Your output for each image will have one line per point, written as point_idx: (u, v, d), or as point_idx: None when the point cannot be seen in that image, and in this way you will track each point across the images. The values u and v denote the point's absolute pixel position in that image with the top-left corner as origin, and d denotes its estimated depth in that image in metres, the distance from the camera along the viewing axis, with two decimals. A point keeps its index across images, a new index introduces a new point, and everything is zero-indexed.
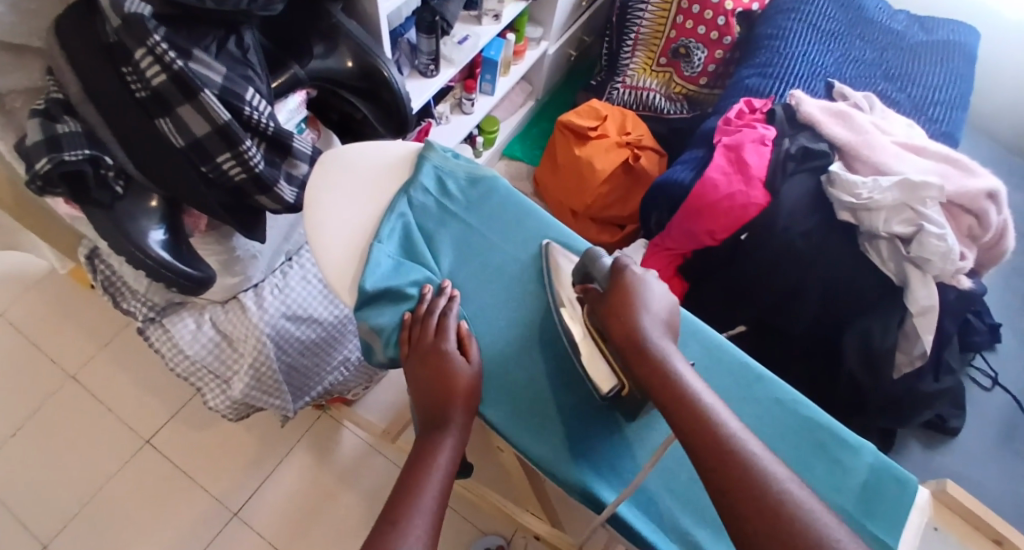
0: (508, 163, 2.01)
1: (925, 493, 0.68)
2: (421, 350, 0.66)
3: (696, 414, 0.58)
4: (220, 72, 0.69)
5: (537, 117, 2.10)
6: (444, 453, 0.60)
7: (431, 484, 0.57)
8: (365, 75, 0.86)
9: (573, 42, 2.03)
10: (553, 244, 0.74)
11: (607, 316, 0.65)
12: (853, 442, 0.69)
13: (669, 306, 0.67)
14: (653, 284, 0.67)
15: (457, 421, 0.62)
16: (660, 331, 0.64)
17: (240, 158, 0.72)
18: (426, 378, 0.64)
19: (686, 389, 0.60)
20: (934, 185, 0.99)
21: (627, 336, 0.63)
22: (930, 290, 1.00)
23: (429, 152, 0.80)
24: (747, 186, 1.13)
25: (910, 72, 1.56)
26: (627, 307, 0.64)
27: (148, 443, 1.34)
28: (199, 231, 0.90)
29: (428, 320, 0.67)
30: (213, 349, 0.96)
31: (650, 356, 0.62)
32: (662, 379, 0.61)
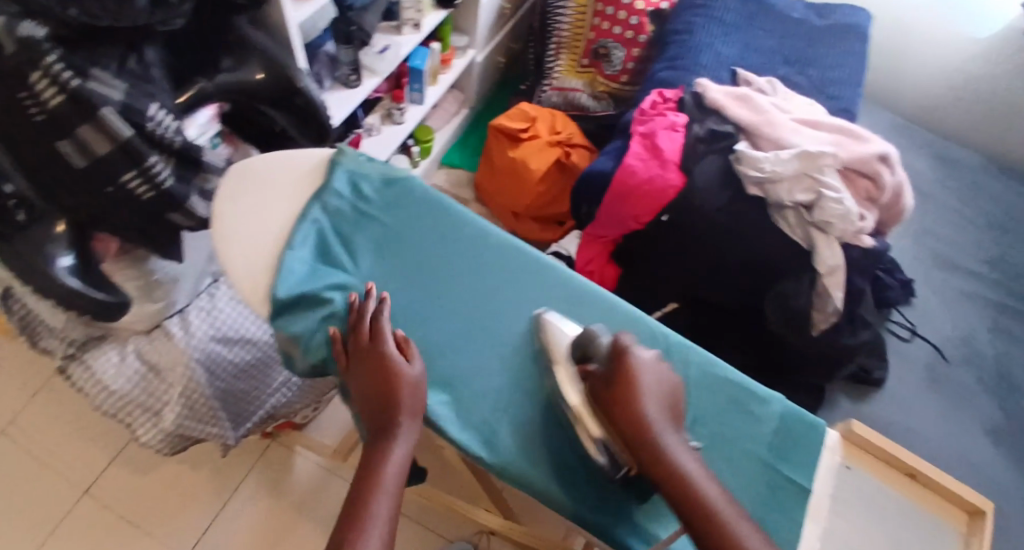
0: (448, 172, 2.02)
1: (835, 433, 0.74)
2: (359, 358, 0.66)
3: (699, 502, 0.60)
4: (121, 89, 0.68)
5: (473, 125, 2.13)
6: (394, 463, 0.61)
7: (383, 497, 0.58)
8: (278, 84, 0.87)
9: (501, 49, 2.07)
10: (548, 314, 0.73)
11: (613, 403, 0.64)
12: (763, 394, 0.74)
13: (671, 386, 0.67)
14: (655, 366, 0.67)
15: (402, 424, 0.63)
16: (665, 417, 0.64)
17: (148, 176, 0.72)
18: (366, 382, 0.65)
19: (690, 478, 0.61)
20: (829, 154, 1.07)
21: (633, 425, 0.63)
22: (834, 250, 1.09)
23: (341, 157, 0.81)
24: (663, 169, 1.18)
25: (810, 56, 1.66)
26: (632, 393, 0.64)
27: (86, 494, 1.30)
28: (111, 255, 0.90)
29: (363, 324, 0.68)
30: (139, 381, 0.95)
31: (656, 447, 0.62)
32: (668, 470, 0.61)
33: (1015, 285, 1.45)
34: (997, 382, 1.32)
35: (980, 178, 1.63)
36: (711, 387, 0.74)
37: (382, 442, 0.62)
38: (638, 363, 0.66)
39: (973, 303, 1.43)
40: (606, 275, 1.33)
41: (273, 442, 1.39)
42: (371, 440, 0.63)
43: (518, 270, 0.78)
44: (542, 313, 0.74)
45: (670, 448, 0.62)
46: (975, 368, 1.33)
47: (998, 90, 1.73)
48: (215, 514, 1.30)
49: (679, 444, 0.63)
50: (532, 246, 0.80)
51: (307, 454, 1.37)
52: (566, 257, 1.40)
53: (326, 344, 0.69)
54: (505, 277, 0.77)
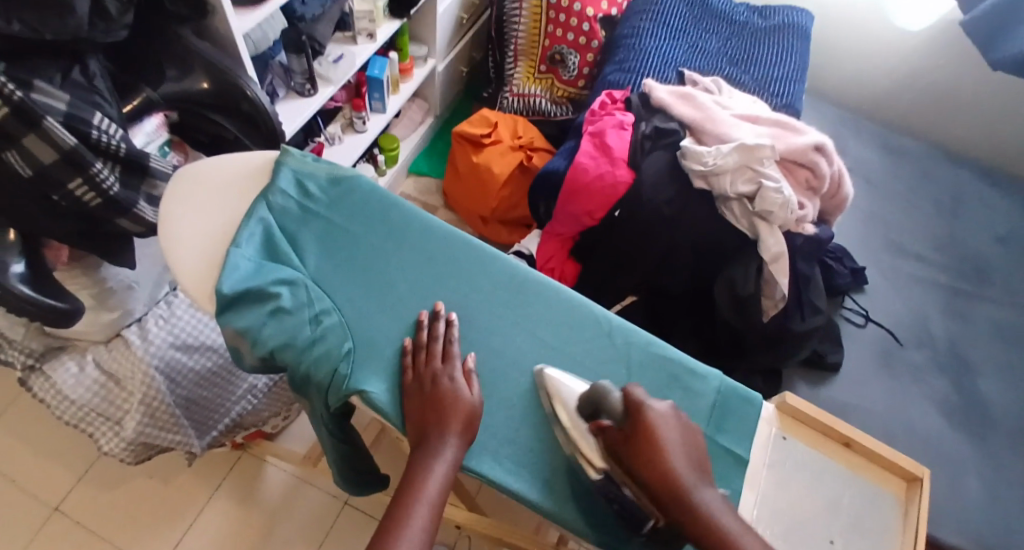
0: (415, 180, 2.05)
1: (770, 407, 0.82)
2: (420, 380, 0.70)
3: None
4: (63, 100, 0.71)
5: (438, 134, 2.15)
6: (436, 477, 0.64)
7: (421, 510, 0.62)
8: (219, 93, 0.90)
9: (463, 58, 2.11)
10: (547, 368, 0.74)
11: (636, 460, 0.65)
12: (702, 371, 0.79)
13: (689, 435, 0.67)
14: (674, 419, 0.67)
15: (457, 438, 0.66)
16: (692, 470, 0.65)
17: (93, 183, 0.72)
18: (417, 400, 0.68)
19: (720, 526, 0.61)
20: (767, 146, 1.12)
21: (661, 478, 0.63)
22: (778, 237, 1.13)
23: (286, 157, 0.83)
24: (613, 167, 1.23)
25: (752, 55, 1.73)
26: (656, 447, 0.64)
27: (57, 510, 1.28)
28: (60, 264, 0.88)
29: (434, 345, 0.72)
30: (98, 390, 0.95)
31: (685, 499, 0.62)
32: (700, 519, 0.61)
33: (962, 268, 1.51)
34: (949, 361, 1.38)
35: (924, 167, 1.70)
36: (649, 364, 0.78)
37: (426, 455, 0.65)
38: (658, 415, 0.66)
39: (921, 286, 1.49)
40: (567, 273, 1.36)
41: (244, 453, 1.39)
42: (418, 448, 0.66)
43: (463, 259, 0.80)
44: (542, 369, 0.74)
45: (701, 500, 0.62)
46: (926, 349, 1.39)
47: (937, 83, 1.82)
48: (188, 526, 1.30)
49: (709, 493, 0.63)
50: (473, 236, 0.83)
51: (279, 464, 1.37)
52: (528, 257, 1.43)
53: (272, 338, 0.70)
54: (451, 267, 0.80)
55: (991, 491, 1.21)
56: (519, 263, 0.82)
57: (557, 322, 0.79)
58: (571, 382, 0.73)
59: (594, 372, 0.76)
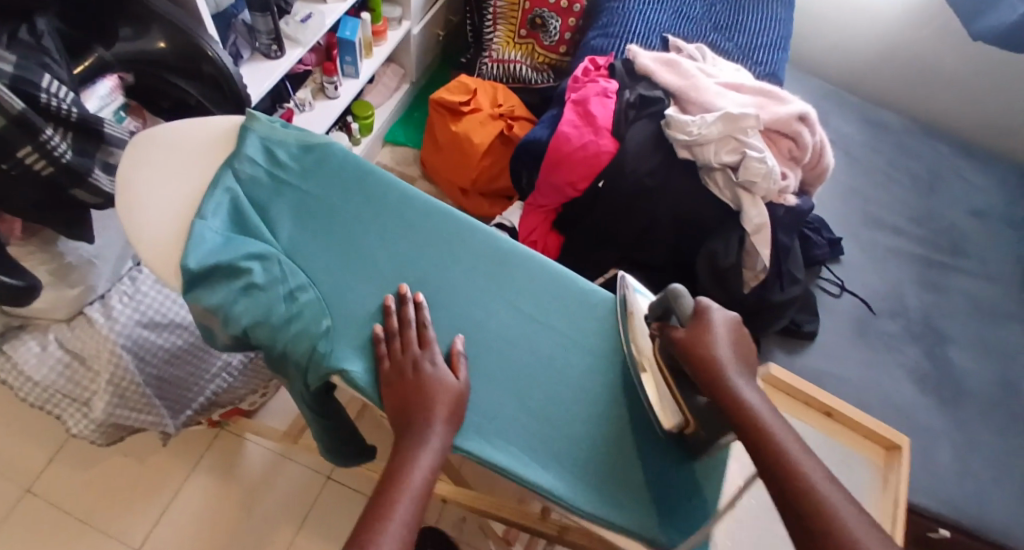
0: (391, 149, 2.00)
1: None
2: (400, 366, 0.67)
3: (762, 434, 0.61)
4: (10, 62, 0.66)
5: (416, 101, 2.10)
6: (422, 466, 0.60)
7: (407, 493, 0.58)
8: (182, 55, 0.84)
9: (439, 21, 2.04)
10: (628, 278, 0.80)
11: (685, 348, 0.68)
12: None
13: (745, 344, 0.70)
14: (732, 327, 0.70)
15: (442, 423, 0.64)
16: (740, 365, 0.67)
17: (45, 151, 0.67)
18: (393, 388, 0.66)
19: (753, 412, 0.63)
20: (751, 115, 1.08)
21: (708, 364, 0.66)
22: (760, 209, 1.10)
23: (253, 123, 0.78)
24: (597, 136, 1.19)
25: (737, 22, 1.69)
26: (704, 335, 0.68)
27: (29, 491, 1.25)
28: (15, 236, 0.86)
29: (407, 332, 0.69)
30: (63, 371, 0.92)
31: (725, 385, 0.65)
32: (739, 406, 0.64)
33: (936, 239, 1.52)
34: (921, 329, 1.39)
35: (904, 139, 1.70)
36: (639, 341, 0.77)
37: (414, 442, 0.62)
38: (716, 315, 0.69)
39: (900, 258, 1.50)
40: (550, 245, 1.34)
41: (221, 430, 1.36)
42: (402, 438, 0.63)
43: (442, 231, 0.78)
44: (622, 276, 0.81)
45: (742, 391, 0.65)
46: (900, 318, 1.40)
47: (919, 54, 1.81)
48: (166, 505, 1.27)
49: (751, 389, 0.65)
50: (454, 208, 0.80)
51: (259, 440, 1.35)
52: (509, 228, 1.40)
53: (245, 315, 0.67)
54: (430, 238, 0.77)
55: (961, 456, 1.24)
56: (502, 236, 0.80)
57: (541, 294, 0.77)
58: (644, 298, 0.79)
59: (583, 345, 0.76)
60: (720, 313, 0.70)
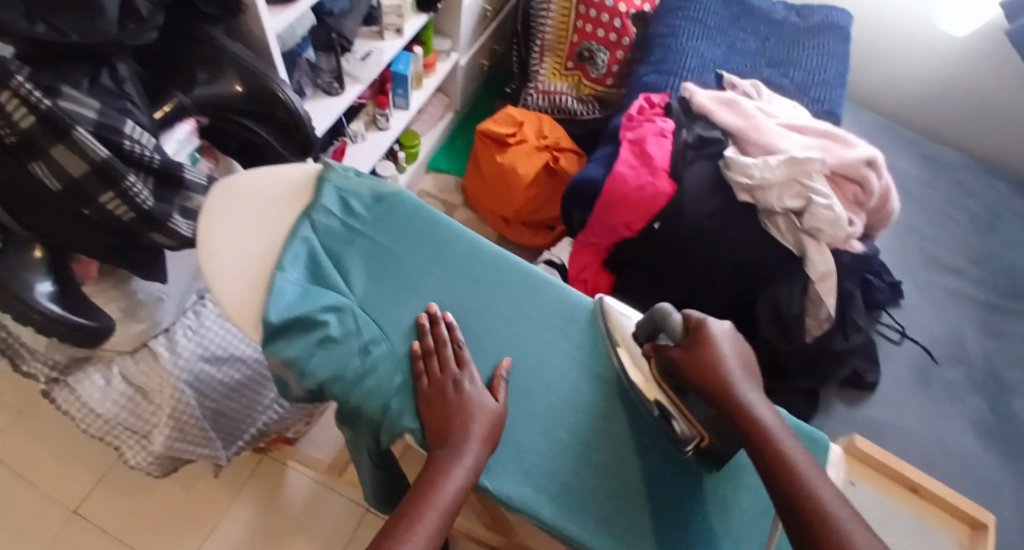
0: (434, 176, 2.01)
1: (836, 449, 0.77)
2: (440, 384, 0.67)
3: (772, 449, 0.62)
4: (93, 108, 0.66)
5: (459, 128, 2.11)
6: (454, 479, 0.60)
7: (435, 506, 0.58)
8: (255, 99, 0.86)
9: (485, 51, 2.06)
10: (608, 300, 0.79)
11: (687, 365, 0.68)
12: None
13: (746, 356, 0.70)
14: (733, 338, 0.71)
15: (476, 439, 0.63)
16: (744, 376, 0.68)
17: (126, 197, 0.68)
18: (434, 406, 0.66)
19: (763, 426, 0.64)
20: (816, 159, 1.07)
21: (712, 380, 0.67)
22: (826, 255, 1.09)
23: (328, 173, 0.79)
24: (654, 177, 1.18)
25: (792, 58, 1.67)
26: (706, 351, 0.68)
27: (75, 513, 1.27)
28: (90, 278, 0.87)
29: (443, 349, 0.69)
30: (126, 404, 0.94)
31: (732, 401, 0.66)
32: (748, 419, 0.64)
33: (1000, 281, 1.46)
34: (986, 378, 1.32)
35: (964, 179, 1.63)
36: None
37: (450, 455, 0.62)
38: (713, 329, 0.70)
39: (962, 302, 1.43)
40: (600, 283, 1.33)
41: (265, 457, 1.37)
42: (438, 452, 0.63)
43: (510, 284, 0.78)
44: (603, 299, 0.79)
45: (749, 403, 0.65)
46: (963, 366, 1.34)
47: (978, 90, 1.75)
48: (209, 531, 1.28)
49: (758, 399, 0.66)
50: (519, 258, 0.80)
51: (300, 469, 1.35)
52: (559, 265, 1.40)
53: (321, 369, 0.67)
54: (499, 292, 0.77)
55: None
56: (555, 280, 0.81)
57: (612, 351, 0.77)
58: (630, 314, 0.78)
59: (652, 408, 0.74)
60: (714, 325, 0.71)
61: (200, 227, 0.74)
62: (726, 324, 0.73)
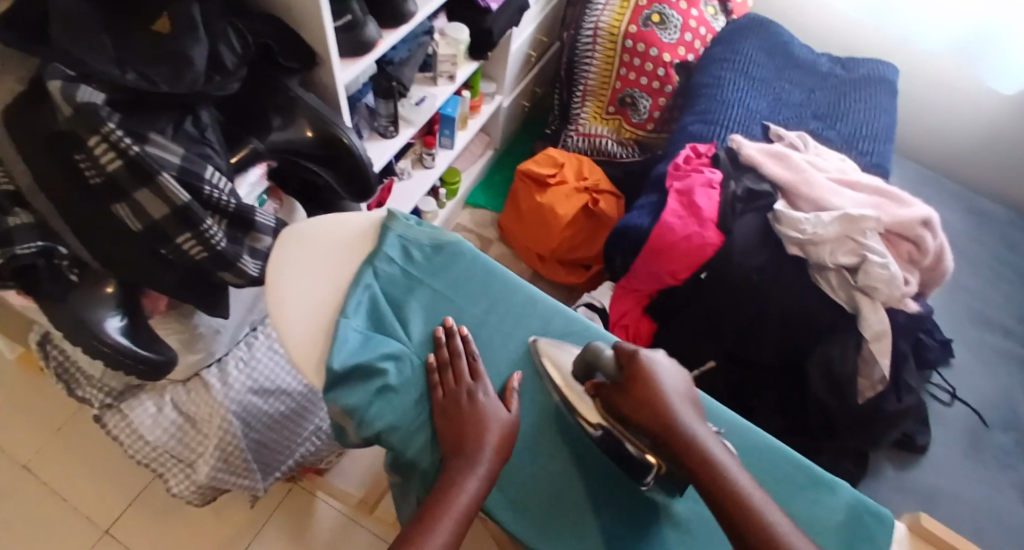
0: (471, 213, 2.03)
1: (903, 528, 0.75)
2: (455, 396, 0.71)
3: (727, 486, 0.64)
4: (177, 153, 0.68)
5: (498, 165, 2.13)
6: (468, 491, 0.63)
7: (449, 516, 0.61)
8: (324, 144, 0.91)
9: (526, 94, 2.09)
10: (540, 338, 0.78)
11: (630, 408, 0.69)
12: (830, 482, 0.76)
13: (682, 385, 0.72)
14: (669, 369, 0.73)
15: (488, 451, 0.66)
16: (685, 409, 0.70)
17: (202, 239, 0.71)
18: (449, 416, 0.69)
19: (714, 461, 0.66)
20: (871, 218, 1.08)
21: (658, 420, 0.68)
22: (881, 315, 1.08)
23: (393, 221, 0.83)
24: (702, 227, 1.18)
25: (838, 110, 1.66)
26: (647, 391, 0.69)
27: (107, 532, 1.28)
28: (158, 312, 0.90)
29: (459, 362, 0.73)
30: (175, 432, 0.96)
31: (681, 439, 0.67)
32: (701, 455, 0.66)
33: None
34: None
35: (1014, 236, 1.59)
36: (791, 476, 0.76)
37: (465, 467, 0.65)
38: (649, 365, 0.71)
39: (1011, 363, 1.38)
40: (641, 330, 1.32)
41: (294, 486, 1.37)
42: (452, 464, 0.65)
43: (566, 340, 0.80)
44: (535, 339, 0.78)
45: (697, 437, 0.67)
46: (1018, 432, 1.28)
47: None
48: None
49: (703, 430, 0.68)
50: (563, 306, 0.83)
51: (327, 499, 1.35)
52: (599, 309, 1.39)
53: (379, 418, 0.70)
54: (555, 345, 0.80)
55: None
56: (585, 321, 0.83)
57: None
58: (563, 347, 0.77)
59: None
60: (648, 359, 0.72)
61: (268, 270, 0.78)
62: (657, 352, 0.74)
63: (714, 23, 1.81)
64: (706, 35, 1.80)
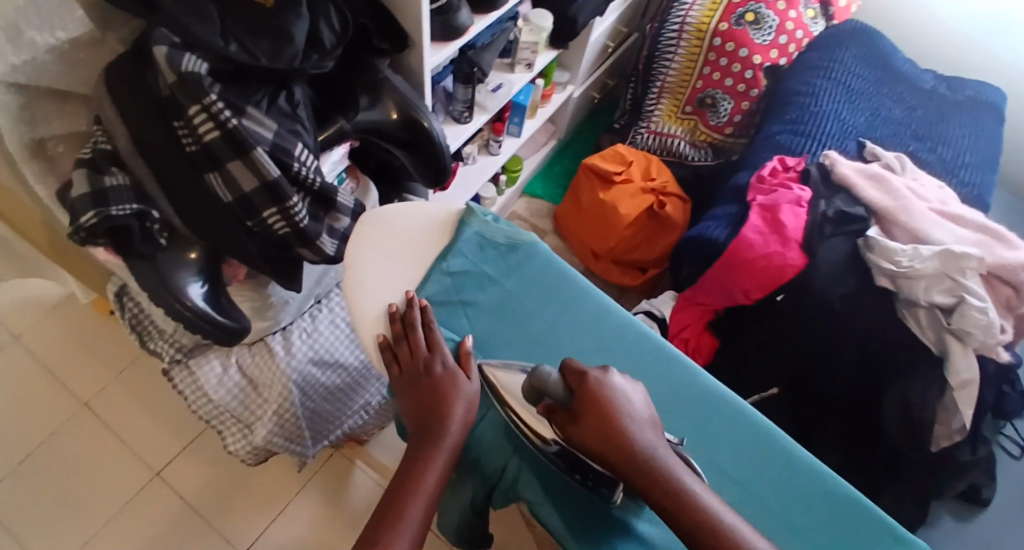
0: (528, 201, 2.01)
1: None
2: (412, 369, 0.72)
3: (702, 518, 0.62)
4: (271, 128, 0.70)
5: (559, 154, 2.09)
6: (434, 469, 0.66)
7: (417, 502, 0.64)
8: (408, 126, 0.90)
9: (598, 85, 2.03)
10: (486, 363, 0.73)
11: (584, 434, 0.65)
12: (908, 539, 0.71)
13: (641, 407, 0.68)
14: (623, 385, 0.68)
15: (448, 426, 0.68)
16: (648, 434, 0.66)
17: (286, 214, 0.73)
18: (414, 390, 0.71)
19: (683, 491, 0.63)
20: (974, 256, 1.00)
21: (614, 447, 0.65)
22: (971, 362, 1.00)
23: (471, 216, 0.84)
24: (784, 247, 1.12)
25: (941, 133, 1.55)
26: (604, 423, 0.65)
27: (158, 475, 1.32)
28: (237, 279, 0.92)
29: (413, 334, 0.73)
30: (238, 393, 0.97)
31: (647, 471, 0.64)
32: (663, 482, 0.63)
33: None
34: None
35: None
36: (864, 528, 0.71)
37: (427, 444, 0.67)
38: (604, 391, 0.66)
39: None
40: (702, 344, 1.26)
41: (335, 452, 1.39)
42: (417, 440, 0.68)
43: (645, 359, 0.79)
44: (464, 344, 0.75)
45: (662, 465, 0.64)
46: None
47: None
48: (276, 514, 1.30)
49: (669, 457, 0.65)
50: (631, 314, 0.82)
51: (367, 470, 1.36)
52: (658, 317, 1.34)
53: None
54: (631, 361, 0.78)
55: None
56: (653, 332, 0.82)
57: (722, 438, 0.75)
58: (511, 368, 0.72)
59: (784, 516, 0.72)
60: (601, 383, 0.67)
61: (348, 255, 0.80)
62: (611, 370, 0.69)
63: (812, 26, 1.70)
64: (802, 39, 1.69)
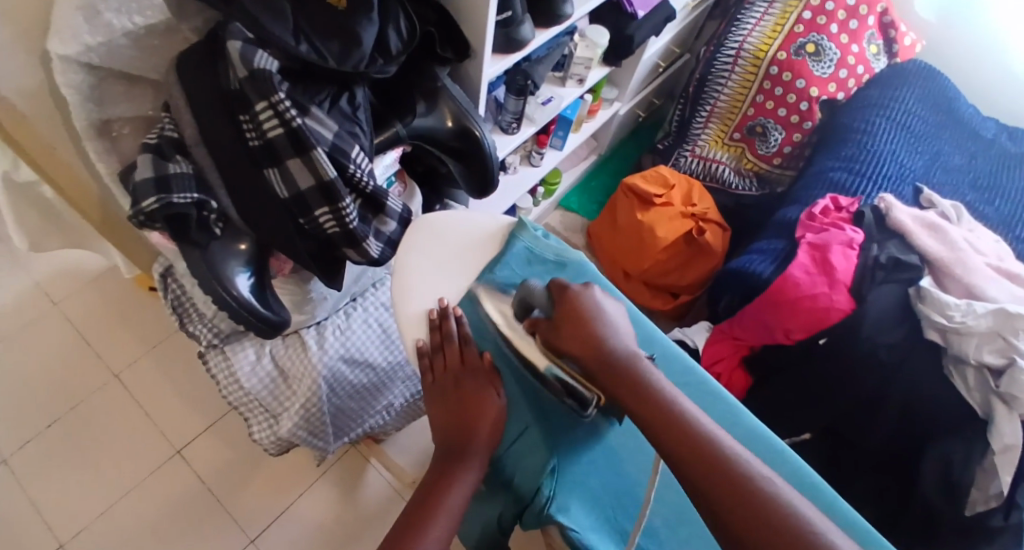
0: (563, 214, 1.99)
1: None
2: (443, 382, 0.74)
3: (656, 409, 0.66)
4: (332, 129, 0.71)
5: (598, 170, 2.07)
6: (459, 492, 0.67)
7: (442, 518, 0.65)
8: (461, 135, 0.90)
9: (644, 103, 2.01)
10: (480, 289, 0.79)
11: (561, 335, 0.72)
12: None
13: (613, 315, 0.74)
14: (603, 299, 0.75)
15: (478, 453, 0.69)
16: (615, 338, 0.72)
17: (338, 214, 0.73)
18: (449, 402, 0.74)
19: (642, 384, 0.68)
20: None
21: (584, 345, 0.71)
22: (1016, 428, 0.94)
23: (521, 230, 0.83)
24: (831, 288, 1.10)
25: (1002, 185, 1.49)
26: (575, 323, 0.72)
27: (178, 453, 1.33)
28: (281, 273, 0.94)
29: (450, 346, 0.74)
30: (269, 383, 0.97)
31: (611, 365, 0.70)
32: (626, 376, 0.69)
33: None
34: None
35: None
36: None
37: (456, 465, 0.68)
38: (580, 297, 0.73)
39: None
40: (734, 381, 1.24)
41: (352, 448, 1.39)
42: (448, 464, 0.69)
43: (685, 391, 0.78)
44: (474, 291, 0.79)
45: (625, 361, 0.70)
46: None
47: None
48: (289, 504, 1.30)
49: (635, 358, 0.70)
50: (669, 339, 0.82)
51: (381, 469, 1.36)
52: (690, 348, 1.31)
53: None
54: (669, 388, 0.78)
55: None
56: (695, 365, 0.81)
57: None
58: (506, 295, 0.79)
59: None
60: (581, 291, 0.74)
61: (396, 261, 0.80)
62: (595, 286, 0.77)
63: (874, 63, 1.66)
64: (862, 75, 1.65)
